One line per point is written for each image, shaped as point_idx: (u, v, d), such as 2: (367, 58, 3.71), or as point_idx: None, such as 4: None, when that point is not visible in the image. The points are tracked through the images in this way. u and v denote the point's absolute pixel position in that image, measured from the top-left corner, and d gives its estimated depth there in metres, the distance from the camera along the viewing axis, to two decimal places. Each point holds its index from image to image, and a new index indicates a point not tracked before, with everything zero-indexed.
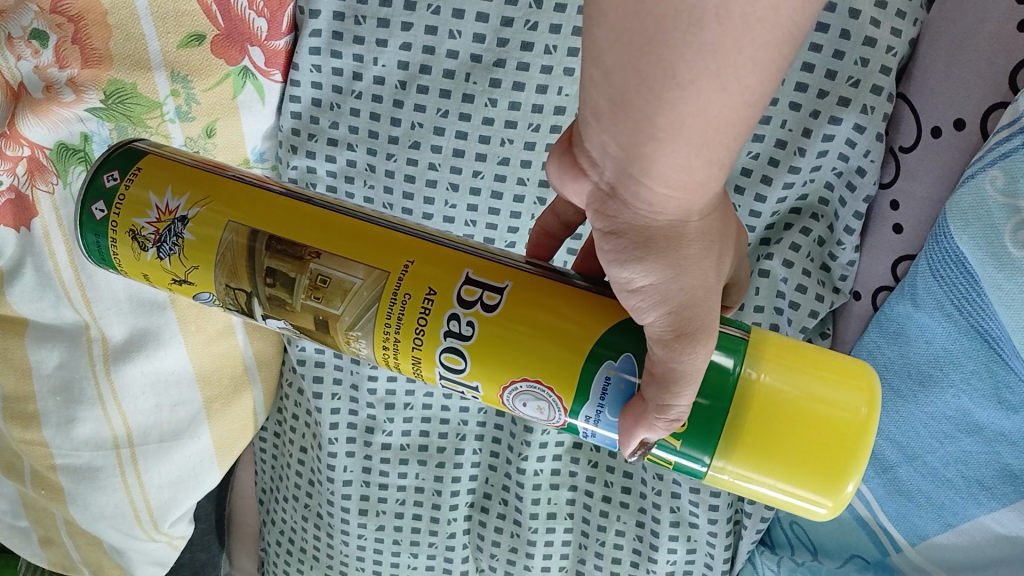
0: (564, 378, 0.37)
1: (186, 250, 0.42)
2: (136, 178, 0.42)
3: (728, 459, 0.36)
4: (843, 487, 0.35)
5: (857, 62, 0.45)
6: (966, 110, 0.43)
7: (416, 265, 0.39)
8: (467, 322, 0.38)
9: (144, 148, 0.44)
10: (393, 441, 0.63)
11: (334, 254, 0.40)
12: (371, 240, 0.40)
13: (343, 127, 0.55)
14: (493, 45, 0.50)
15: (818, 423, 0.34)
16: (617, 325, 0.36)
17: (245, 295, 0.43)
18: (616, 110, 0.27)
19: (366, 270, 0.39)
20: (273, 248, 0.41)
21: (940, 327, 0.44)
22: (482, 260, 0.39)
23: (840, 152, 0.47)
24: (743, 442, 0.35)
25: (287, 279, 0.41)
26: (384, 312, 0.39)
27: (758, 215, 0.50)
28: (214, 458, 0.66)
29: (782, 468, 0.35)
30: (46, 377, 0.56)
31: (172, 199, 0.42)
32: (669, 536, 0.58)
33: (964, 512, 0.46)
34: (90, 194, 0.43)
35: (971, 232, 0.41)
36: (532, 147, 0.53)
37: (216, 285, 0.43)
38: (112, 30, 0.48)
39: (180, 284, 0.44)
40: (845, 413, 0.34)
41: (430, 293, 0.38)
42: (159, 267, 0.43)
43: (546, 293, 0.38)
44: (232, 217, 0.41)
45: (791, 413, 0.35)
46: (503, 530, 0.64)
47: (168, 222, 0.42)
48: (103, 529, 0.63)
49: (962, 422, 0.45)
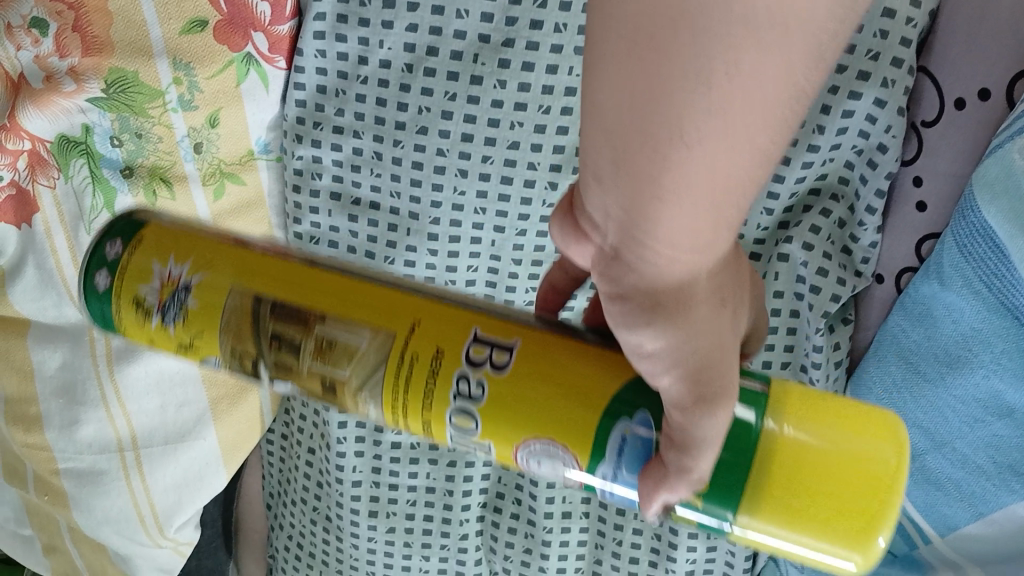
0: (581, 435, 0.33)
1: (189, 320, 0.40)
2: (139, 248, 0.41)
3: (754, 515, 0.30)
4: (875, 541, 0.29)
5: (877, 34, 0.43)
6: (990, 79, 0.41)
7: (423, 324, 0.36)
8: (477, 383, 0.35)
9: (148, 219, 0.43)
10: (403, 441, 0.61)
11: (336, 316, 0.37)
12: (376, 300, 0.37)
13: (348, 114, 0.53)
14: (502, 25, 0.49)
15: (852, 477, 0.29)
16: (634, 382, 0.33)
17: (251, 359, 0.40)
18: (619, 173, 0.25)
19: (371, 331, 0.36)
20: (277, 313, 0.38)
21: (968, 306, 0.43)
22: (490, 318, 0.36)
23: (861, 129, 0.46)
24: (769, 495, 0.30)
25: (292, 344, 0.38)
26: (392, 373, 0.36)
27: (776, 198, 0.49)
28: (220, 461, 0.64)
29: (815, 522, 0.29)
30: (49, 378, 0.55)
31: (175, 266, 0.40)
32: (688, 533, 0.56)
33: (996, 501, 0.44)
34: (93, 264, 0.41)
35: (998, 205, 0.40)
36: (542, 131, 0.51)
37: (221, 350, 0.40)
38: (113, 18, 0.47)
39: (186, 351, 0.41)
40: (875, 459, 0.30)
41: (437, 353, 0.35)
42: (164, 335, 0.41)
43: (560, 350, 0.34)
44: (238, 281, 0.39)
45: (822, 466, 0.30)
46: (519, 531, 0.62)
47: (172, 289, 0.40)
48: (106, 535, 0.62)
49: (992, 404, 0.43)
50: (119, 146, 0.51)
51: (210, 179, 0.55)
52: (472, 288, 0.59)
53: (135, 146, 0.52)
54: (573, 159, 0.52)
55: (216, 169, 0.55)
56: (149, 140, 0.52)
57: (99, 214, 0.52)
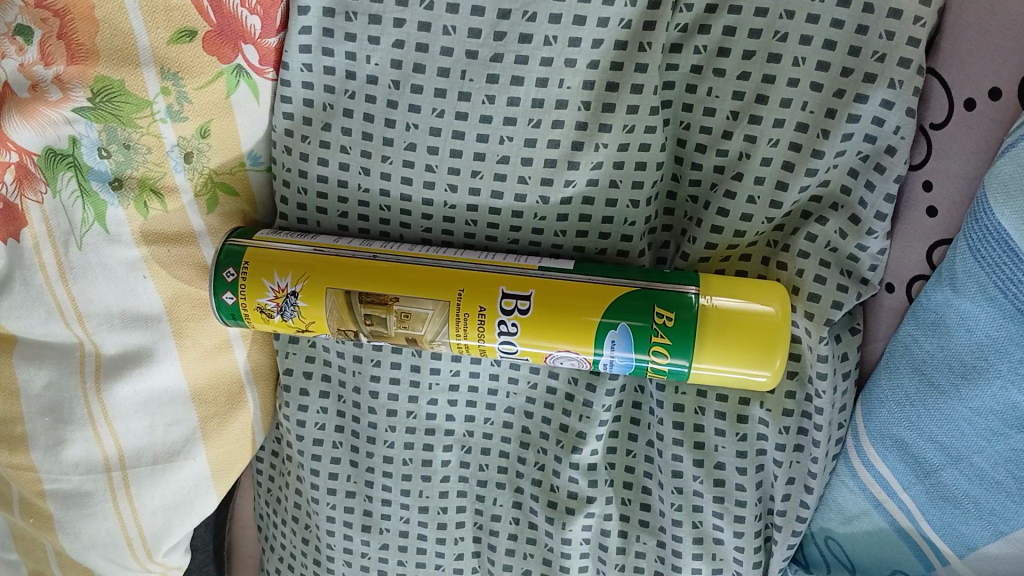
0: (585, 335, 0.47)
1: (304, 314, 0.50)
2: (249, 270, 0.50)
3: (700, 358, 0.46)
4: (776, 351, 0.45)
5: (882, 36, 0.42)
6: (1002, 79, 0.40)
7: (468, 291, 0.48)
8: (512, 323, 0.48)
9: (243, 243, 0.51)
10: (394, 454, 0.60)
11: (408, 293, 0.49)
12: (432, 278, 0.49)
13: (335, 130, 0.51)
14: (490, 40, 0.47)
15: (752, 328, 0.45)
16: (619, 297, 0.47)
17: (352, 333, 0.51)
18: None
19: (434, 302, 0.48)
20: (364, 299, 0.49)
21: (982, 314, 0.41)
22: (511, 275, 0.48)
23: (866, 134, 0.44)
24: (706, 344, 0.45)
25: (381, 320, 0.50)
26: (455, 327, 0.49)
27: (779, 207, 0.48)
28: (211, 483, 0.61)
29: (733, 354, 0.45)
30: (34, 398, 0.54)
31: (281, 280, 0.50)
32: (692, 555, 0.56)
33: (1017, 518, 0.44)
34: (217, 288, 0.51)
35: (1014, 205, 0.38)
36: (533, 145, 0.49)
37: (330, 329, 0.51)
38: (99, 25, 0.45)
39: (305, 333, 0.52)
40: (765, 317, 0.45)
41: (482, 309, 0.48)
42: (286, 326, 0.52)
43: (566, 290, 0.47)
44: (330, 283, 0.49)
45: (733, 323, 0.45)
46: (533, 555, 0.61)
47: (284, 297, 0.50)
48: (93, 559, 0.60)
49: (1011, 416, 0.42)
50: (107, 157, 0.49)
51: (202, 190, 0.53)
52: (475, 366, 0.56)
53: (124, 158, 0.49)
54: (564, 172, 0.50)
55: (207, 181, 0.53)
56: (138, 152, 0.49)
57: (90, 228, 0.50)
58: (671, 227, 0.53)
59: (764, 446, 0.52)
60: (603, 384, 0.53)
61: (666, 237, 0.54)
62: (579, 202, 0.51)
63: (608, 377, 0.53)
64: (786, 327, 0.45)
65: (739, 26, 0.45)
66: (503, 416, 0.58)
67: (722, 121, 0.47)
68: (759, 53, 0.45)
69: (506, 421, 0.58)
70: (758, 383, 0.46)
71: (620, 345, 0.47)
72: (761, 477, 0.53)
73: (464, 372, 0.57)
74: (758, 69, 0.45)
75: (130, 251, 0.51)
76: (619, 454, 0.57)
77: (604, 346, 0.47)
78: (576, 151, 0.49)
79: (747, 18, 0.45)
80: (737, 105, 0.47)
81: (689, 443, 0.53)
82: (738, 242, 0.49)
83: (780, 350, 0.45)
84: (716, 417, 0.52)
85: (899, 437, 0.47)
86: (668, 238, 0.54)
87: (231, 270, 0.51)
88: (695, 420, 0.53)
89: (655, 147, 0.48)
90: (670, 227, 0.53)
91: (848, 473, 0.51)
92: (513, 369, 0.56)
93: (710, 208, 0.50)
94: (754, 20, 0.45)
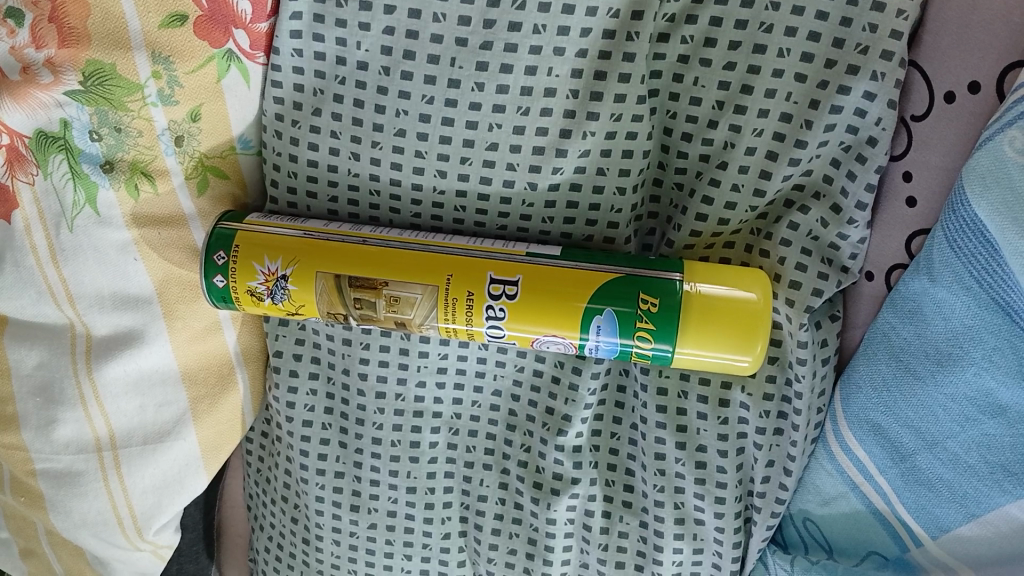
0: (571, 320, 0.48)
1: (294, 297, 0.51)
2: (239, 253, 0.51)
3: (683, 343, 0.47)
4: (756, 339, 0.46)
5: (865, 28, 0.43)
6: (981, 73, 0.41)
7: (456, 276, 0.49)
8: (499, 308, 0.48)
9: (234, 226, 0.52)
10: (383, 435, 0.60)
11: (396, 277, 0.49)
12: (419, 262, 0.49)
13: (325, 115, 0.52)
14: (479, 27, 0.48)
15: (734, 313, 0.46)
16: (605, 285, 0.47)
17: (341, 316, 0.52)
18: None
19: (422, 287, 0.49)
20: (354, 283, 0.50)
21: (957, 301, 0.42)
22: (499, 261, 0.49)
23: (849, 124, 0.45)
24: (690, 329, 0.46)
25: (369, 303, 0.50)
26: (444, 311, 0.49)
27: (762, 195, 0.48)
28: (201, 462, 0.62)
29: (715, 339, 0.46)
30: (25, 377, 0.54)
31: (272, 263, 0.51)
32: (674, 535, 0.57)
33: (988, 501, 0.46)
34: (208, 271, 0.52)
35: (990, 197, 0.39)
36: (522, 132, 0.50)
37: (319, 312, 0.52)
38: (91, 9, 0.46)
39: (295, 315, 0.53)
40: (748, 303, 0.46)
41: (470, 295, 0.49)
42: (276, 308, 0.52)
43: (554, 276, 0.48)
44: (320, 267, 0.50)
45: (715, 309, 0.46)
46: (518, 534, 0.62)
47: (274, 281, 0.51)
48: (85, 537, 0.60)
49: (984, 403, 0.43)
50: (98, 140, 0.49)
51: (192, 173, 0.53)
52: (465, 350, 0.57)
53: (115, 141, 0.49)
54: (551, 160, 0.50)
55: (198, 164, 0.53)
56: (129, 135, 0.50)
57: (81, 210, 0.50)
58: (657, 215, 0.54)
59: (744, 429, 0.53)
60: (588, 368, 0.54)
61: (652, 224, 0.54)
62: (566, 189, 0.51)
63: (594, 360, 0.54)
64: (767, 312, 0.46)
65: (725, 16, 0.46)
66: (490, 399, 0.59)
67: (708, 111, 0.48)
68: (744, 43, 0.46)
69: (492, 404, 0.59)
70: (738, 368, 0.47)
71: (606, 330, 0.48)
72: (742, 459, 0.54)
73: (453, 355, 0.58)
74: (744, 60, 0.46)
75: (121, 234, 0.52)
76: (603, 436, 0.58)
77: (590, 331, 0.48)
78: (564, 139, 0.50)
79: (733, 9, 0.45)
80: (723, 95, 0.47)
81: (671, 426, 0.54)
82: (722, 230, 0.50)
83: (761, 336, 0.46)
84: (698, 401, 0.53)
85: (875, 421, 0.48)
86: (653, 226, 0.55)
87: (222, 253, 0.51)
88: (678, 404, 0.54)
89: (642, 136, 0.49)
90: (656, 215, 0.54)
91: (826, 457, 0.52)
92: (500, 352, 0.57)
93: (695, 196, 0.50)
94: (740, 11, 0.45)
